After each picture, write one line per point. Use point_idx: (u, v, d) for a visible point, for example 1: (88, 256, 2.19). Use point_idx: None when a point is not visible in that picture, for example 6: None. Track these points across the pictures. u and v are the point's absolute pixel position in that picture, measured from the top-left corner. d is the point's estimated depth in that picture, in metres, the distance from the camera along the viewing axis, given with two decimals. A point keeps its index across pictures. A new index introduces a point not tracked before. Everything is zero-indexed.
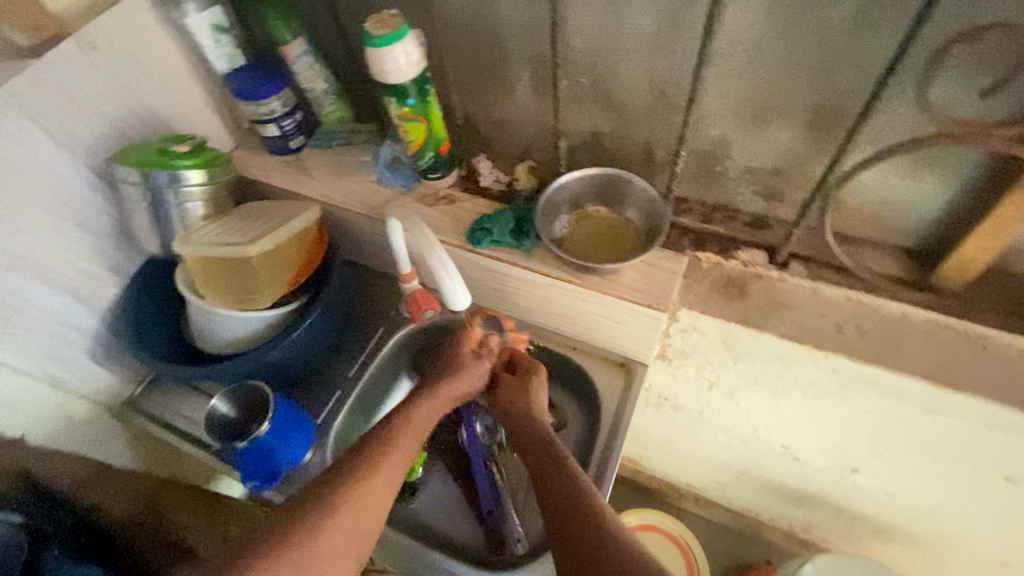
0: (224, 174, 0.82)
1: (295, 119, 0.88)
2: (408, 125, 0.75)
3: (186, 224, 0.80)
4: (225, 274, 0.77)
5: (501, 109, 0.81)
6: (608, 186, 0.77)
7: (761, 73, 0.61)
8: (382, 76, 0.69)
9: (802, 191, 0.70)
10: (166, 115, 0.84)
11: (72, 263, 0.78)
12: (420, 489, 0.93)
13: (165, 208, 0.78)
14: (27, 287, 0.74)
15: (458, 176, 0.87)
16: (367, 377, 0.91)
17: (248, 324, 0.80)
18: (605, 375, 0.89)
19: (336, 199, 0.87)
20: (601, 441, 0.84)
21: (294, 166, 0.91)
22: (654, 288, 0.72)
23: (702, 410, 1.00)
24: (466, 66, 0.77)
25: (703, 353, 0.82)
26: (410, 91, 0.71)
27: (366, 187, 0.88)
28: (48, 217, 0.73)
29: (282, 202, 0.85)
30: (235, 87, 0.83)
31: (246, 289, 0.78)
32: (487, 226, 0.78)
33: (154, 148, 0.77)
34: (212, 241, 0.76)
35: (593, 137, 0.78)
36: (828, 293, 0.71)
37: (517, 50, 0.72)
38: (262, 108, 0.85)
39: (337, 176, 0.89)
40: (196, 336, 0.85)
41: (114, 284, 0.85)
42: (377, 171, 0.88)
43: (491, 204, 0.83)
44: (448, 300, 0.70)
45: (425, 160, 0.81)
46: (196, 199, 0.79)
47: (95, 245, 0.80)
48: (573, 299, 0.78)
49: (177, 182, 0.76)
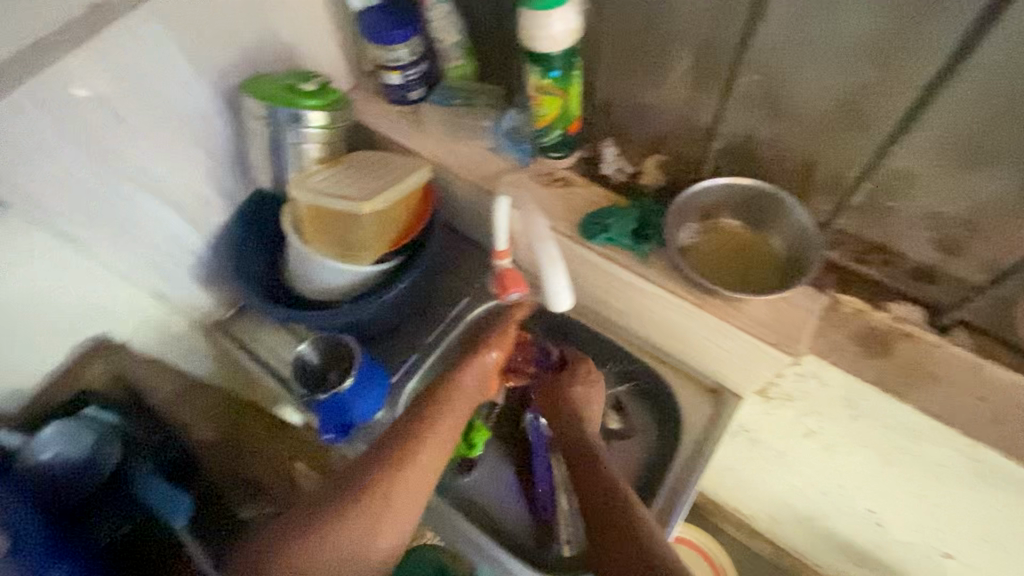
0: (343, 117, 0.79)
1: (420, 69, 0.84)
2: (544, 99, 0.70)
3: (300, 165, 0.79)
4: (333, 225, 0.76)
5: (645, 95, 0.72)
6: (754, 203, 0.69)
7: (995, 109, 0.51)
8: (531, 42, 0.63)
9: (991, 252, 0.60)
10: (294, 46, 0.81)
11: (189, 186, 0.78)
12: (476, 464, 0.90)
13: (281, 145, 0.77)
14: (144, 201, 0.74)
15: (580, 159, 0.80)
16: (445, 344, 0.89)
17: (342, 277, 0.79)
18: (692, 397, 0.84)
19: (447, 161, 0.83)
20: (677, 467, 0.80)
21: (409, 118, 0.87)
22: (783, 326, 0.65)
23: (784, 452, 0.92)
24: (621, 44, 0.69)
25: (812, 401, 0.74)
26: (556, 63, 0.65)
27: (479, 154, 0.83)
28: (174, 138, 0.73)
29: (392, 155, 0.82)
30: (366, 27, 0.79)
31: (350, 244, 0.77)
32: (605, 222, 0.72)
33: (282, 83, 0.75)
34: (326, 191, 0.75)
35: (745, 143, 0.68)
36: (989, 371, 0.62)
37: (684, 34, 0.63)
38: (391, 53, 0.81)
39: (453, 136, 0.85)
40: (289, 276, 0.84)
41: (223, 211, 0.85)
42: (494, 137, 0.83)
43: (612, 196, 0.76)
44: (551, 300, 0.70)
45: (550, 138, 0.75)
46: (311, 141, 0.77)
47: (211, 170, 0.80)
48: (685, 319, 0.72)
49: (298, 122, 0.75)
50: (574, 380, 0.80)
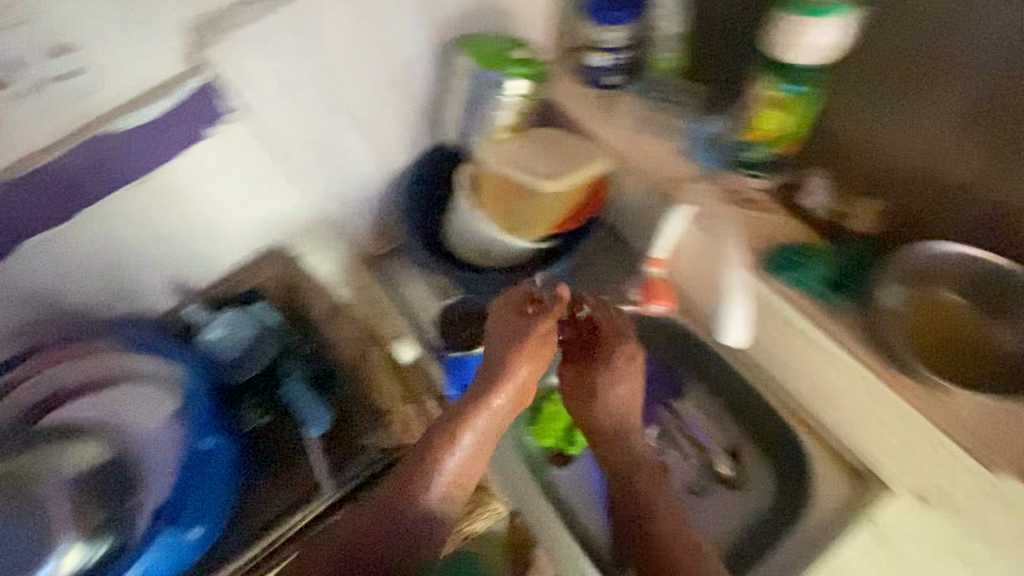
0: (540, 92, 0.79)
1: (626, 57, 0.80)
2: (767, 111, 0.67)
3: (487, 130, 0.80)
4: (513, 195, 0.78)
5: (891, 132, 0.64)
6: (992, 287, 0.62)
7: None
8: (782, 53, 0.60)
9: None
10: (511, 11, 0.81)
11: (387, 128, 0.83)
12: (570, 462, 0.87)
13: (477, 106, 0.78)
14: (348, 133, 0.79)
15: (779, 186, 0.74)
16: None
17: (501, 245, 0.79)
18: (830, 469, 0.78)
19: (630, 156, 0.78)
20: (796, 535, 0.76)
21: (599, 102, 0.83)
22: (988, 436, 0.58)
23: (909, 561, 0.83)
24: (891, 65, 0.61)
25: (984, 521, 0.66)
26: (799, 73, 0.63)
27: (667, 155, 0.77)
28: (386, 79, 0.77)
29: (579, 138, 0.81)
30: (587, 3, 0.77)
31: (521, 218, 0.78)
32: (798, 260, 0.67)
33: (495, 47, 0.76)
34: (517, 163, 0.78)
35: (1006, 215, 0.59)
36: None
37: (986, 72, 0.54)
38: (605, 35, 0.77)
39: (643, 131, 0.80)
40: (446, 230, 0.86)
41: (404, 158, 0.88)
42: (686, 141, 0.77)
43: (809, 237, 0.70)
44: (724, 331, 0.70)
45: (757, 155, 0.71)
46: (504, 109, 0.78)
47: (407, 117, 0.83)
48: (859, 388, 0.66)
49: (495, 87, 0.76)
50: (605, 369, 0.75)
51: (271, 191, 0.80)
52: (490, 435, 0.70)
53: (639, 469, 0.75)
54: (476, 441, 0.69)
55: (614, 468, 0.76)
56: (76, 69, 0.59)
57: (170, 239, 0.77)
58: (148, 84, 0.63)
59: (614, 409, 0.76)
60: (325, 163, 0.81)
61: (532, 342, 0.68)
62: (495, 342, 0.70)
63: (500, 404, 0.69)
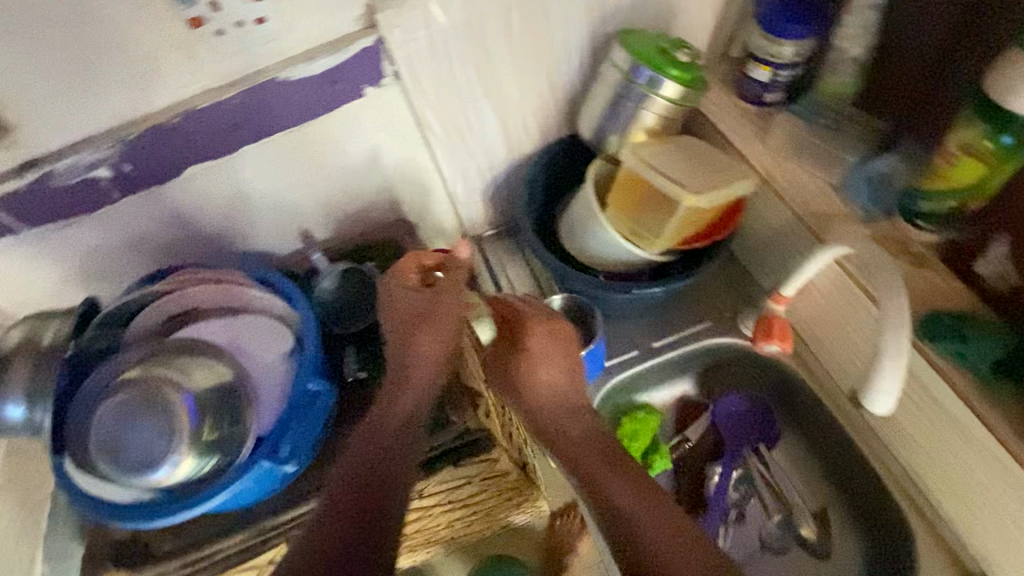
0: (694, 100, 0.75)
1: (793, 74, 0.74)
2: (965, 160, 0.58)
3: (627, 130, 0.77)
4: (642, 201, 0.74)
5: None
6: None
7: None
8: (999, 98, 0.53)
9: None
10: (677, 10, 0.77)
11: (524, 111, 0.81)
12: None
13: (622, 104, 0.75)
14: (485, 111, 0.79)
15: (949, 243, 0.65)
16: (671, 356, 0.83)
17: (618, 252, 0.77)
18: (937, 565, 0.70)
19: (778, 181, 0.73)
20: None
21: (752, 118, 0.78)
22: None
23: None
24: None
25: None
26: (1018, 124, 0.54)
27: (819, 187, 0.71)
28: (534, 62, 0.76)
29: (723, 154, 0.74)
30: (763, 11, 0.72)
31: (646, 227, 0.74)
32: (962, 331, 0.59)
33: (656, 45, 0.72)
34: (655, 166, 0.72)
35: None
36: None
37: None
38: (776, 48, 0.72)
39: (796, 156, 0.74)
40: (563, 225, 0.84)
41: (534, 144, 0.87)
42: (848, 174, 0.70)
43: (975, 307, 0.62)
44: (868, 401, 0.53)
45: (936, 203, 0.62)
46: (652, 111, 0.74)
47: (547, 104, 0.82)
48: (1001, 485, 0.59)
49: (651, 88, 0.72)
50: (536, 345, 0.74)
51: (403, 156, 0.82)
52: (421, 370, 0.75)
53: (591, 445, 0.66)
54: (405, 370, 0.74)
55: (568, 462, 0.65)
56: (261, 17, 0.62)
57: (305, 186, 0.81)
58: (318, 39, 0.66)
59: (544, 375, 0.73)
60: (456, 138, 0.81)
61: (438, 314, 0.76)
62: (416, 349, 0.75)
63: (397, 325, 0.77)
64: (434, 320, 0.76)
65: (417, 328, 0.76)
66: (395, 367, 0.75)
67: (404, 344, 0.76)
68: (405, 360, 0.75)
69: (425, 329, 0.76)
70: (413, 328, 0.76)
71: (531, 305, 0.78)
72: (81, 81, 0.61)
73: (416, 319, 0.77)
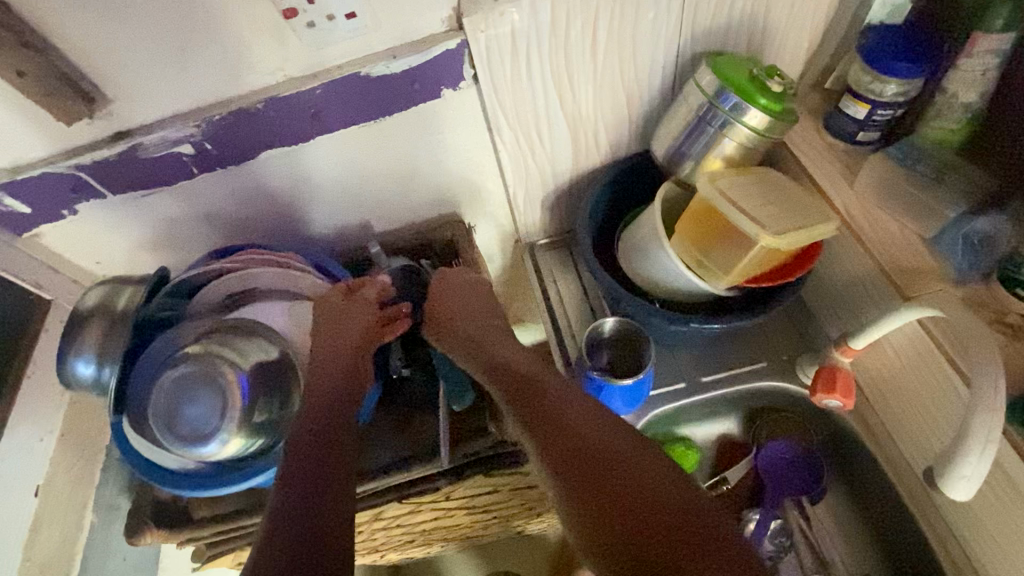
0: (781, 132, 0.71)
1: (893, 114, 0.70)
2: None
3: (704, 155, 0.74)
4: (712, 233, 0.71)
5: None
6: None
7: None
8: None
9: None
10: (772, 35, 0.73)
11: (597, 125, 0.79)
12: None
13: (702, 128, 0.72)
14: (557, 121, 0.77)
15: None
16: (717, 394, 0.79)
17: (678, 281, 0.75)
18: None
19: (861, 226, 0.68)
20: None
21: (841, 157, 0.73)
22: None
23: None
24: None
25: None
26: None
27: (907, 238, 0.66)
28: (614, 76, 0.74)
29: (805, 192, 0.71)
30: (868, 45, 0.67)
31: (713, 260, 0.72)
32: None
33: (747, 70, 0.69)
34: (732, 198, 0.68)
35: None
36: None
37: None
38: (878, 85, 0.67)
39: (884, 202, 0.69)
40: (624, 245, 0.81)
41: (602, 159, 0.85)
42: (942, 229, 0.65)
43: None
44: (949, 488, 0.50)
45: None
46: (734, 138, 0.71)
47: (621, 120, 0.80)
48: None
49: (735, 114, 0.69)
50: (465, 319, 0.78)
51: (468, 158, 0.82)
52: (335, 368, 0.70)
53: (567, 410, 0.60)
54: (321, 369, 0.69)
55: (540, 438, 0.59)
56: (352, 12, 0.62)
57: (371, 178, 0.82)
58: (402, 37, 0.66)
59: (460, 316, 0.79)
60: (525, 146, 0.80)
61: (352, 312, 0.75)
62: (335, 354, 0.71)
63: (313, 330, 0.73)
64: (346, 319, 0.74)
65: (324, 333, 0.73)
66: (319, 359, 0.71)
67: (321, 348, 0.72)
68: (319, 356, 0.71)
69: (333, 328, 0.73)
70: (322, 328, 0.73)
71: (453, 298, 0.81)
72: (177, 63, 0.63)
73: (327, 320, 0.74)
